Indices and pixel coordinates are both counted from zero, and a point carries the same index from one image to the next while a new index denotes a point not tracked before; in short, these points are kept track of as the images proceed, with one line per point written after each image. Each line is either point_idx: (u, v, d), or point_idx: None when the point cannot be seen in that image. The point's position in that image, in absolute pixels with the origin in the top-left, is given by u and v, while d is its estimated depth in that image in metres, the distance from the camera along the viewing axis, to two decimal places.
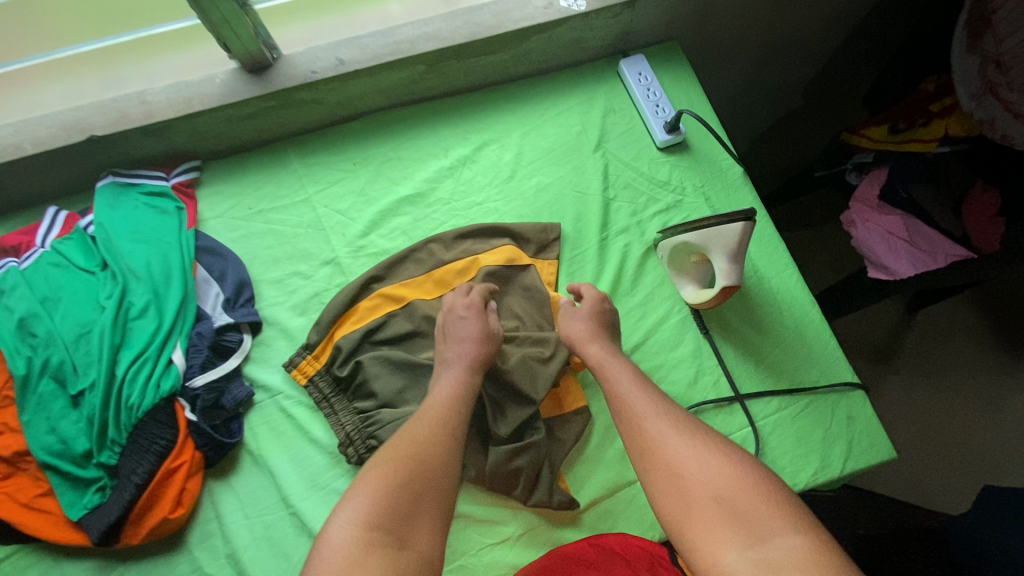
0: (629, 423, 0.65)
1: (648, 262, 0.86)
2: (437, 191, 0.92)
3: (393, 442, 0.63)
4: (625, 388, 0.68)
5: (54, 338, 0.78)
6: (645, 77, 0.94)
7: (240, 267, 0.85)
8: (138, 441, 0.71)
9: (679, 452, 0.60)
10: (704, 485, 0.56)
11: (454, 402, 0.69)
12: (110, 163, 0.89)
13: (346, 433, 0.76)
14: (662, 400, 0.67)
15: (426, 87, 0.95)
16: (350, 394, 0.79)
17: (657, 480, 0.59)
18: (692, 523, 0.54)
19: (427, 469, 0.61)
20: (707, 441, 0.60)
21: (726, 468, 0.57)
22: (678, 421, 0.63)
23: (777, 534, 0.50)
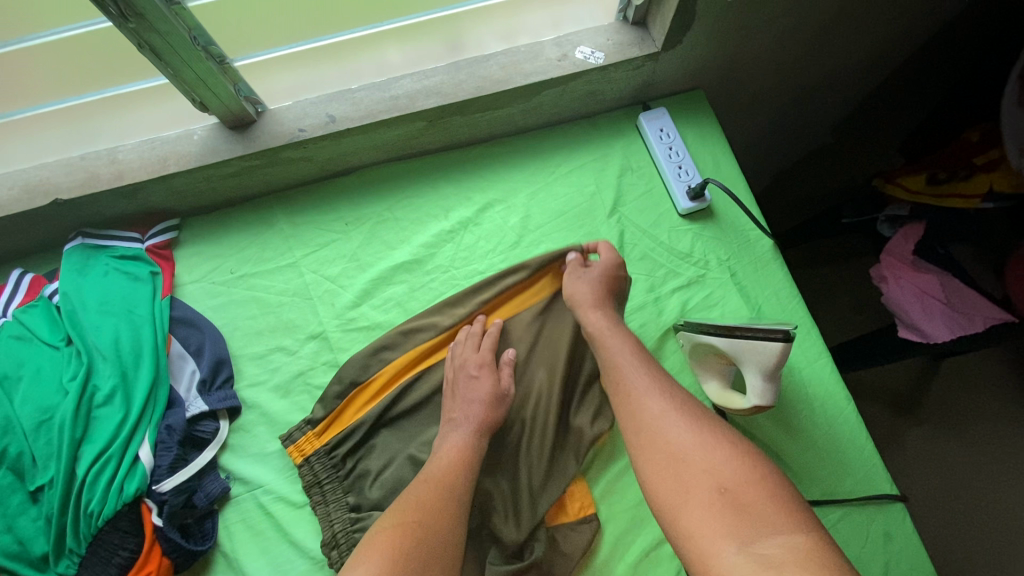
0: (629, 413, 0.59)
1: (666, 346, 0.78)
2: (436, 257, 0.84)
3: (398, 505, 0.60)
4: (633, 379, 0.62)
5: (13, 424, 0.71)
6: (667, 134, 0.86)
7: (218, 342, 0.78)
8: (98, 551, 0.64)
9: (680, 435, 0.54)
10: (704, 473, 0.50)
11: (462, 451, 0.66)
12: (79, 223, 0.82)
13: (333, 533, 0.68)
14: (666, 385, 0.61)
15: (426, 142, 0.87)
16: (345, 483, 0.72)
17: (657, 466, 0.53)
18: (688, 516, 0.48)
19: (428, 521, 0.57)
20: (708, 424, 0.54)
21: (727, 458, 0.50)
22: (677, 406, 0.57)
23: (774, 531, 0.43)
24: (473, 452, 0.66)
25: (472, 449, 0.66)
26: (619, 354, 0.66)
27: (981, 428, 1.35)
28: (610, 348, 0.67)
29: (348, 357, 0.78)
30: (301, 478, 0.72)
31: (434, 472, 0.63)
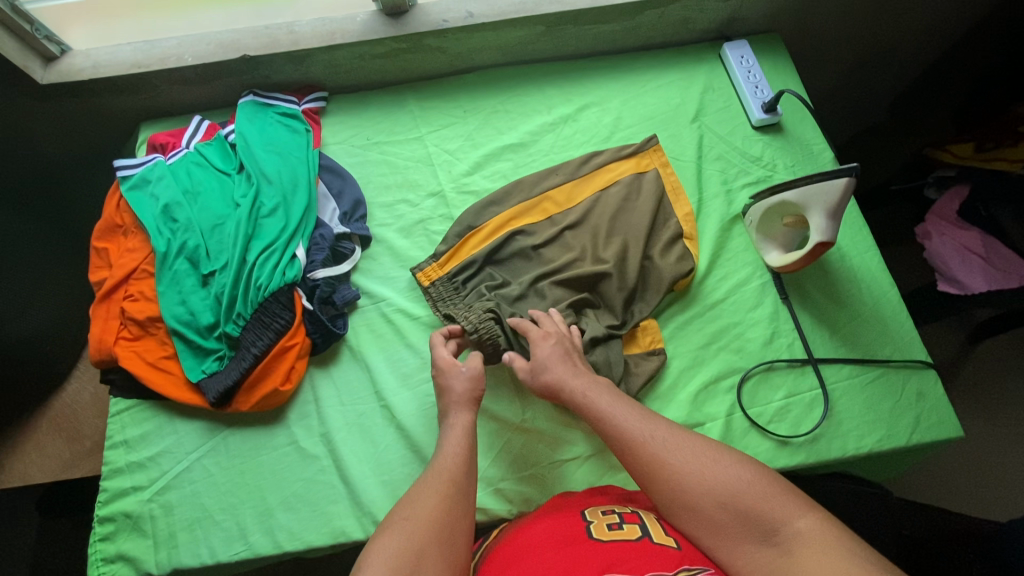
0: (628, 443, 0.65)
1: (735, 227, 0.90)
2: (538, 143, 0.99)
3: (406, 501, 0.62)
4: (620, 415, 0.68)
5: (193, 224, 0.87)
6: (747, 61, 1.00)
7: (356, 188, 0.93)
8: (261, 317, 0.80)
9: (680, 461, 0.62)
10: (711, 490, 0.58)
11: (457, 454, 0.67)
12: (251, 84, 0.99)
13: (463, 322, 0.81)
14: (651, 419, 0.67)
15: (539, 49, 1.03)
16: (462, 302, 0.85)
17: (663, 497, 0.60)
18: (704, 529, 0.58)
19: (440, 519, 0.59)
20: (702, 448, 0.62)
21: (725, 475, 0.59)
22: (664, 433, 0.64)
23: (790, 519, 0.55)
24: (465, 453, 0.67)
25: (466, 450, 0.68)
26: (603, 400, 0.70)
27: (1010, 402, 1.42)
28: (595, 398, 0.70)
29: (463, 211, 0.92)
30: (426, 297, 0.85)
31: (432, 485, 0.63)
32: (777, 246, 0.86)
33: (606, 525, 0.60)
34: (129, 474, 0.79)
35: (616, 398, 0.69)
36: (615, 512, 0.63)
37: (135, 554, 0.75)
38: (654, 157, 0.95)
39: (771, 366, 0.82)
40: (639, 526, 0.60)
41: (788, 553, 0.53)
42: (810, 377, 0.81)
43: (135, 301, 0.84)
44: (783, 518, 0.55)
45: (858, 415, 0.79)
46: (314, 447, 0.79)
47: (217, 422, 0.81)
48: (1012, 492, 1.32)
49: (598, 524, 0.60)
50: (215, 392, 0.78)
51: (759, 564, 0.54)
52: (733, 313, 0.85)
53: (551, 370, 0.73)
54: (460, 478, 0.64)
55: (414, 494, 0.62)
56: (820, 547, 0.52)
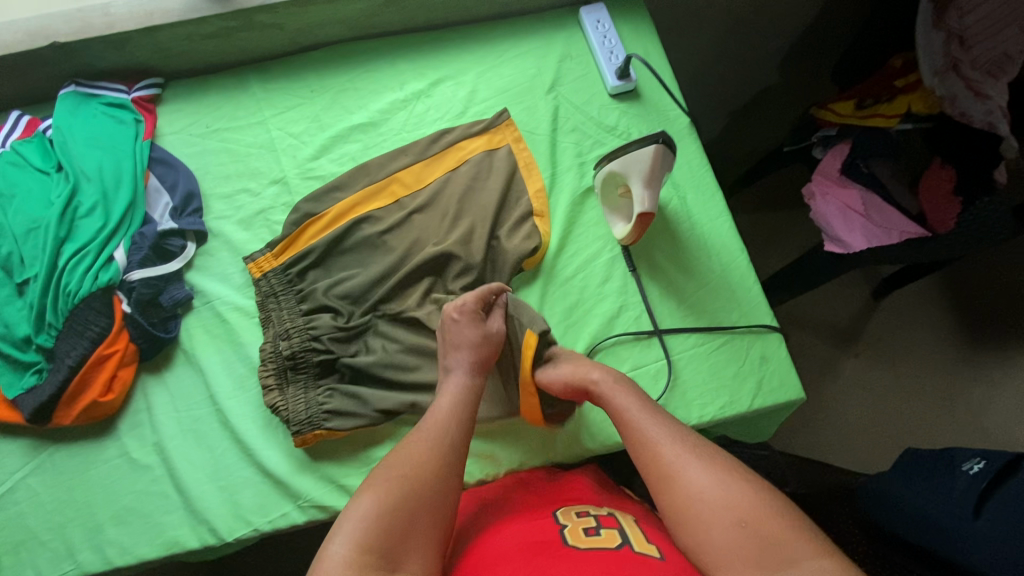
0: (651, 456, 0.62)
1: (587, 200, 0.88)
2: (389, 121, 0.94)
3: (382, 469, 0.62)
4: (644, 425, 0.65)
5: (5, 230, 0.81)
6: (603, 25, 0.97)
7: (190, 179, 0.88)
8: (73, 325, 0.75)
9: (702, 477, 0.59)
10: (734, 509, 0.56)
11: (451, 443, 0.66)
12: (73, 73, 0.92)
13: (287, 329, 0.80)
14: (680, 430, 0.65)
15: (387, 21, 0.97)
16: (296, 295, 0.82)
17: (679, 512, 0.58)
18: (717, 549, 0.55)
19: (429, 483, 0.62)
20: (729, 467, 0.60)
21: (749, 495, 0.57)
22: (691, 443, 0.63)
23: (806, 558, 0.52)
24: (464, 415, 0.69)
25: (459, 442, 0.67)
26: (629, 401, 0.68)
27: (912, 356, 1.53)
28: (623, 402, 0.68)
29: (305, 198, 0.87)
30: (258, 290, 0.82)
31: (427, 441, 0.65)
32: (621, 217, 0.83)
33: (583, 530, 0.61)
34: None
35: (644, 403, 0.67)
36: (591, 515, 0.64)
37: None
38: (507, 132, 0.92)
39: (617, 341, 0.81)
40: (617, 531, 0.61)
41: None
42: (656, 349, 0.81)
43: None
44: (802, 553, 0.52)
45: (702, 383, 0.79)
46: (146, 457, 0.76)
47: (42, 438, 0.77)
48: (912, 439, 1.46)
49: (573, 529, 0.61)
50: (31, 408, 0.74)
51: None
52: (581, 290, 0.84)
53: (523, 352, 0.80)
54: (454, 436, 0.67)
55: (403, 450, 0.64)
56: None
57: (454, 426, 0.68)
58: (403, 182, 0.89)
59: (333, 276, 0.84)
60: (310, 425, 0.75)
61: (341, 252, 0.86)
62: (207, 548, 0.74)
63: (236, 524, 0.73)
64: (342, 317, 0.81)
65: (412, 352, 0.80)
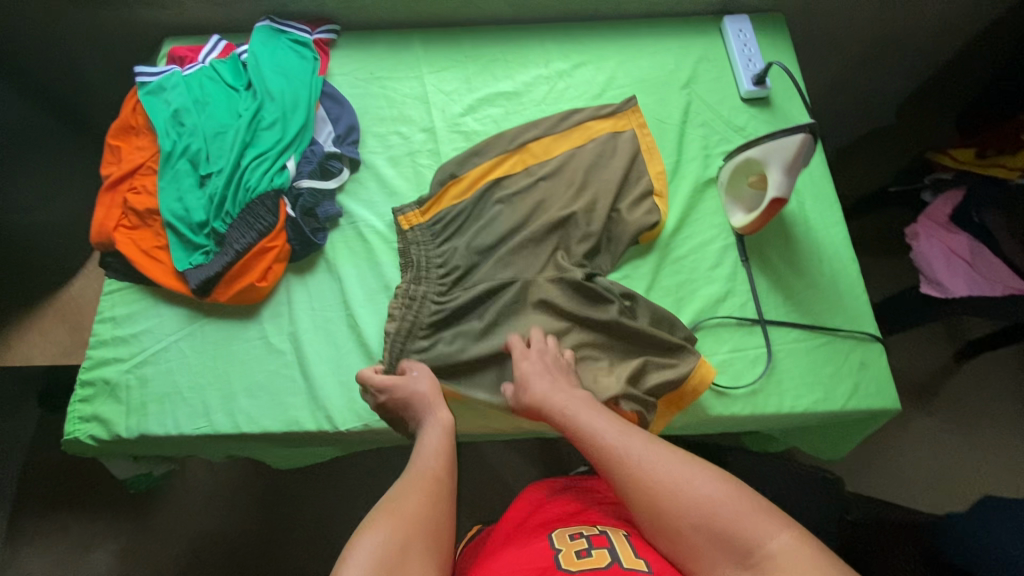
0: (613, 460, 0.67)
1: (708, 190, 0.93)
2: (532, 93, 1.03)
3: (389, 502, 0.64)
4: (596, 422, 0.71)
5: (197, 130, 0.94)
6: (744, 34, 1.02)
7: (352, 115, 0.99)
8: (246, 217, 0.86)
9: (654, 473, 0.64)
10: (688, 505, 0.61)
11: (440, 456, 0.72)
12: (269, 10, 1.05)
13: (430, 278, 0.87)
14: (629, 430, 0.70)
15: (544, 4, 1.06)
16: (437, 249, 0.90)
17: (639, 503, 0.63)
18: (682, 544, 0.60)
19: (426, 524, 0.63)
20: (684, 461, 0.65)
21: (694, 480, 0.63)
22: (637, 433, 0.69)
23: (771, 537, 0.57)
24: (447, 455, 0.72)
25: (442, 452, 0.72)
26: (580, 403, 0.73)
27: (989, 424, 1.47)
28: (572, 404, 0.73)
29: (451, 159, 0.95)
30: (403, 238, 0.90)
31: (414, 483, 0.67)
32: (743, 207, 0.88)
33: (575, 552, 0.59)
34: (113, 347, 0.86)
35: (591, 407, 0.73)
36: (583, 535, 0.63)
37: (107, 416, 0.82)
38: (632, 118, 0.98)
39: (720, 322, 0.85)
40: (608, 551, 0.60)
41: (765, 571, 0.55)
42: (757, 336, 0.84)
43: (138, 194, 0.91)
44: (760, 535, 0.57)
45: (798, 376, 0.81)
46: (281, 343, 0.86)
47: (196, 311, 0.87)
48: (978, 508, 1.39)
49: (566, 551, 0.60)
50: (198, 280, 0.85)
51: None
52: (691, 270, 0.88)
53: (534, 386, 0.75)
54: (440, 482, 0.68)
55: (400, 491, 0.66)
56: (797, 563, 0.54)
57: (445, 473, 0.70)
58: (538, 145, 0.96)
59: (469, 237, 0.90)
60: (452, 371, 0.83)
61: (478, 215, 0.92)
62: (319, 433, 0.82)
63: (349, 416, 0.81)
64: (480, 268, 0.88)
65: (538, 310, 0.85)
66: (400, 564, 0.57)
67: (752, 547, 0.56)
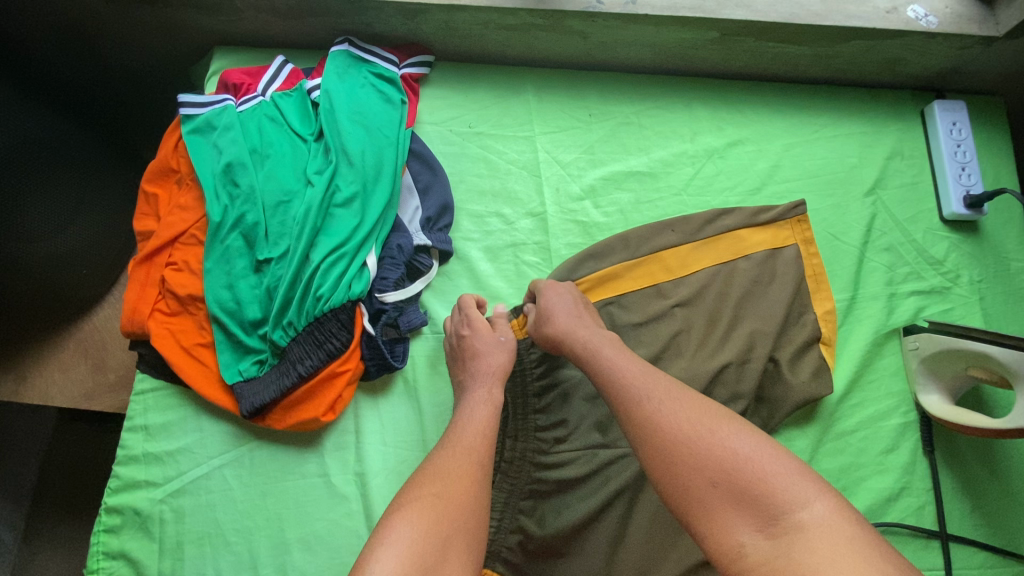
0: (628, 400, 0.55)
1: (888, 345, 0.73)
2: (671, 175, 0.81)
3: (420, 477, 0.55)
4: (615, 363, 0.59)
5: (254, 195, 0.74)
6: (959, 130, 0.79)
7: (446, 188, 0.78)
8: (315, 333, 0.68)
9: (674, 418, 0.52)
10: (706, 460, 0.48)
11: (486, 435, 0.60)
12: (348, 28, 0.82)
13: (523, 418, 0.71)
14: (657, 377, 0.57)
15: (699, 57, 0.82)
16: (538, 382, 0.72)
17: (650, 452, 0.51)
18: (690, 502, 0.48)
19: (467, 511, 0.53)
20: (710, 407, 0.52)
21: (716, 430, 0.50)
22: (662, 379, 0.57)
23: (802, 506, 0.44)
24: (490, 434, 0.60)
25: (493, 428, 0.61)
26: (610, 352, 0.60)
27: None
28: (603, 351, 0.61)
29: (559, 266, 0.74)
30: None
31: (459, 456, 0.57)
32: (938, 388, 0.69)
33: None
34: (144, 466, 0.71)
35: (620, 352, 0.60)
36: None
37: (137, 556, 0.68)
38: (796, 229, 0.76)
39: (890, 529, 0.68)
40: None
41: (787, 544, 0.43)
42: (935, 554, 0.67)
43: (179, 271, 0.73)
44: (791, 502, 0.45)
45: None
46: (345, 487, 0.70)
47: (245, 430, 0.72)
48: None
49: None
50: (249, 403, 0.68)
51: (756, 557, 0.43)
52: (860, 451, 0.70)
53: (555, 320, 0.65)
54: (486, 453, 0.59)
55: (436, 459, 0.57)
56: (831, 536, 0.42)
57: (478, 438, 0.59)
58: (677, 252, 0.74)
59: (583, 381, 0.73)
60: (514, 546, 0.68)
61: None
62: None
63: None
64: (593, 411, 0.72)
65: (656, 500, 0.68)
66: (434, 563, 0.47)
67: (784, 516, 0.44)
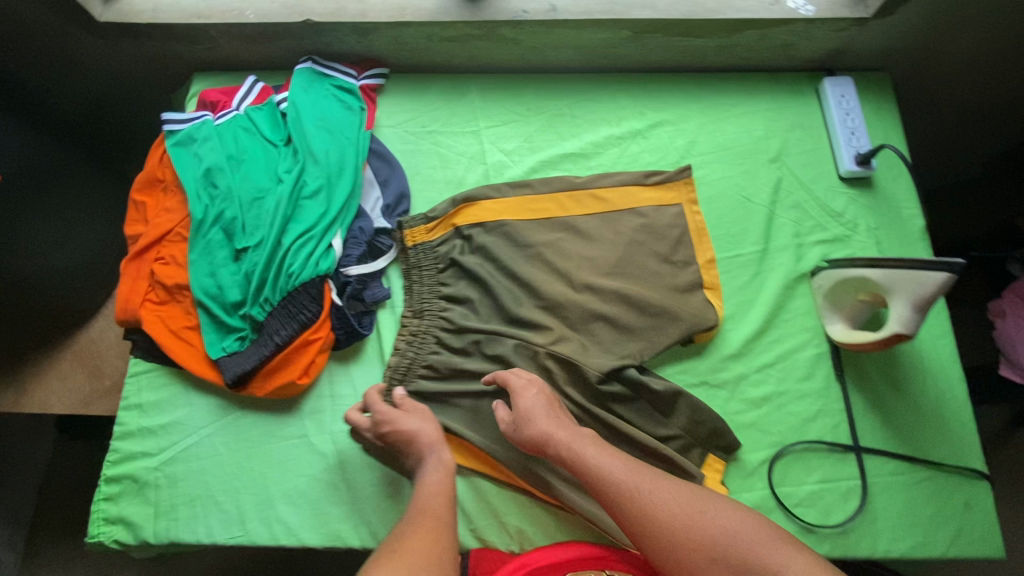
0: (620, 495, 0.64)
1: (798, 288, 0.83)
2: (601, 156, 0.92)
3: (389, 542, 0.59)
4: (603, 457, 0.68)
5: (232, 194, 0.84)
6: (847, 101, 0.90)
7: (403, 178, 0.88)
8: (287, 306, 0.77)
9: (668, 509, 0.62)
10: (703, 540, 0.59)
11: (441, 499, 0.66)
12: (310, 49, 0.94)
13: (421, 305, 0.83)
14: (639, 468, 0.67)
15: (619, 54, 0.93)
16: (437, 275, 0.85)
17: (655, 543, 0.61)
18: None
19: (433, 555, 0.57)
20: (692, 493, 0.64)
21: (705, 515, 0.61)
22: (646, 470, 0.67)
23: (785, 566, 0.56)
24: (446, 495, 0.67)
25: (443, 489, 0.67)
26: (592, 447, 0.69)
27: None
28: (584, 447, 0.69)
29: (466, 193, 0.87)
30: (405, 258, 0.84)
31: (416, 521, 0.62)
32: (843, 318, 0.78)
33: None
34: (140, 439, 0.79)
35: (603, 447, 0.69)
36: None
37: (135, 519, 0.76)
38: (683, 191, 0.88)
39: (810, 446, 0.77)
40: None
41: None
42: (851, 465, 0.76)
43: (166, 265, 0.83)
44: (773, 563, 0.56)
45: (894, 516, 0.74)
46: (323, 445, 0.78)
47: (231, 401, 0.80)
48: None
49: None
50: (232, 374, 0.77)
51: None
52: (780, 381, 0.79)
53: (535, 424, 0.70)
54: (443, 511, 0.64)
55: (399, 529, 0.61)
56: None
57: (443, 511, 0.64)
58: (580, 207, 0.88)
59: (477, 273, 0.84)
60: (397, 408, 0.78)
61: (488, 242, 0.86)
62: (364, 549, 0.75)
63: None
64: (485, 309, 0.83)
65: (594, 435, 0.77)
66: None
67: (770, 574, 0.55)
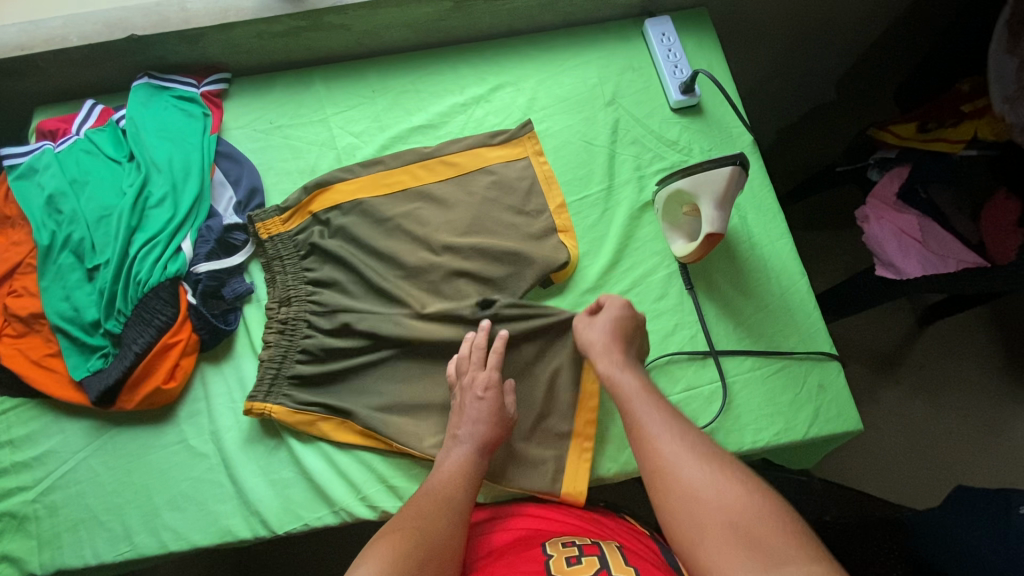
0: (649, 443, 0.63)
1: (645, 215, 0.87)
2: (448, 125, 0.95)
3: (400, 515, 0.63)
4: (643, 411, 0.66)
5: (78, 216, 0.84)
6: (668, 38, 0.96)
7: (254, 174, 0.90)
8: (141, 313, 0.77)
9: (691, 471, 0.59)
10: (717, 507, 0.56)
11: (461, 488, 0.67)
12: (146, 65, 0.94)
13: (288, 293, 0.83)
14: (679, 422, 0.65)
15: (450, 26, 0.97)
16: (300, 263, 0.85)
17: (671, 492, 0.59)
18: (703, 544, 0.55)
19: (425, 539, 0.60)
20: (722, 464, 0.60)
21: (731, 487, 0.57)
22: (688, 432, 0.64)
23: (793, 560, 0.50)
24: (464, 486, 0.68)
25: (465, 477, 0.69)
26: (636, 399, 0.68)
27: (957, 389, 1.37)
28: (631, 390, 0.69)
29: (317, 178, 0.88)
30: (263, 252, 0.85)
31: (429, 500, 0.65)
32: (683, 235, 0.83)
33: (565, 559, 0.60)
34: (14, 475, 0.77)
35: (648, 397, 0.68)
36: (575, 544, 0.64)
37: (18, 554, 0.74)
38: (528, 145, 0.91)
39: (671, 359, 0.80)
40: (598, 558, 0.61)
41: None
42: (711, 370, 0.80)
43: (18, 297, 0.81)
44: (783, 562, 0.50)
45: (755, 409, 0.78)
46: (203, 446, 0.78)
47: (105, 420, 0.79)
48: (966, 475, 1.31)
49: (558, 559, 0.60)
50: (97, 390, 0.76)
51: None
52: (637, 305, 0.83)
53: (594, 351, 0.74)
54: (455, 495, 0.66)
55: (414, 502, 0.65)
56: None
57: (455, 495, 0.66)
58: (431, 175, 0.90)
59: (339, 255, 0.85)
60: (265, 395, 0.78)
61: (346, 223, 0.86)
62: (257, 539, 0.75)
63: (286, 518, 0.75)
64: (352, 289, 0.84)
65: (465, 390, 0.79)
66: None
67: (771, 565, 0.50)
